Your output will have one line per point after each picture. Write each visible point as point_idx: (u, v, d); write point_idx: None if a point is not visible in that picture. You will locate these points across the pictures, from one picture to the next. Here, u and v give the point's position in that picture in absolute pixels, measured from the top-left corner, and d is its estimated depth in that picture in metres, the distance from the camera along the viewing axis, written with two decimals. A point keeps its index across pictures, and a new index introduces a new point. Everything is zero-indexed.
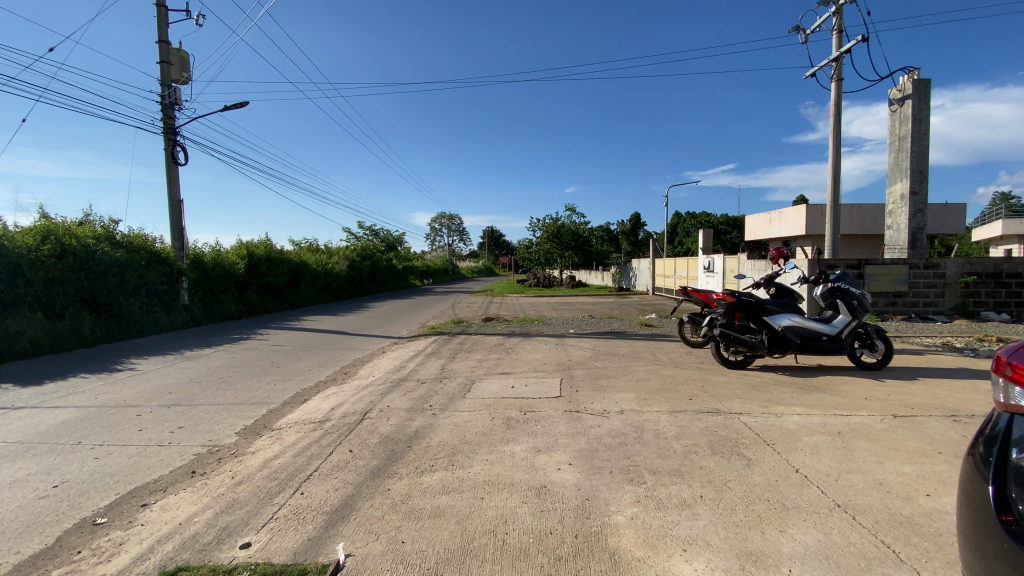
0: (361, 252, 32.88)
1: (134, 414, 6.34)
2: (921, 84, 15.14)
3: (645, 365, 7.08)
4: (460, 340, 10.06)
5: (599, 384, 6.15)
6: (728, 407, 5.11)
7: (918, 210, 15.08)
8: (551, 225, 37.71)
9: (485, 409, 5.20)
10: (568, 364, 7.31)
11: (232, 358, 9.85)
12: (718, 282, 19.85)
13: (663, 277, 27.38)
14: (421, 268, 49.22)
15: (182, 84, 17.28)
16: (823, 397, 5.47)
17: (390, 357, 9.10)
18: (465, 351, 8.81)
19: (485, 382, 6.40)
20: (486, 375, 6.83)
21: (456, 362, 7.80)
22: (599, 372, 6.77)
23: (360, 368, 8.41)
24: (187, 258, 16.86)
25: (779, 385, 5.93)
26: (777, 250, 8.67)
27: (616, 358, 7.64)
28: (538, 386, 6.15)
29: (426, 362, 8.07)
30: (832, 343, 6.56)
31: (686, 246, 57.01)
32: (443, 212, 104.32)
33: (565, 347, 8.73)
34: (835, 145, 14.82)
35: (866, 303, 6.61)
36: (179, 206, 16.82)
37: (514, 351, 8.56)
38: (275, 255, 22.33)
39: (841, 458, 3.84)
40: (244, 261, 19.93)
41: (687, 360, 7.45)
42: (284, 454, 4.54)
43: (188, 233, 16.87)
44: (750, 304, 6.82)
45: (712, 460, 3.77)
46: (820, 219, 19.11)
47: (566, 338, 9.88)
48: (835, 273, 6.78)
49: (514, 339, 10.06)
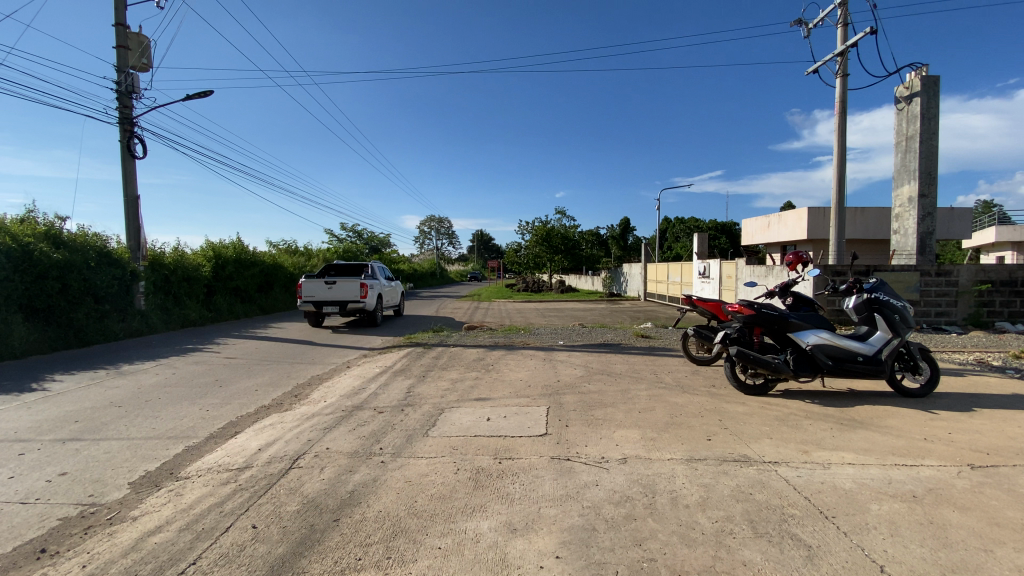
0: (342, 254, 31.52)
1: (16, 452, 5.09)
2: (931, 81, 14.29)
3: (647, 390, 5.96)
4: (434, 355, 8.87)
5: (593, 415, 5.01)
6: (759, 453, 4.01)
7: (926, 213, 14.24)
8: (540, 227, 36.63)
9: (449, 454, 4.05)
10: (557, 388, 6.17)
11: (171, 376, 8.58)
12: (715, 288, 18.88)
13: (656, 283, 26.42)
14: (407, 271, 47.84)
15: (142, 71, 16.01)
16: (871, 438, 4.39)
17: (352, 375, 7.88)
18: (438, 368, 7.63)
19: (455, 413, 5.24)
20: (458, 402, 5.67)
21: (425, 383, 6.64)
22: (594, 398, 5.64)
23: (314, 389, 7.19)
24: (145, 260, 15.48)
25: (813, 419, 4.84)
26: (794, 253, 7.54)
27: (613, 379, 6.52)
28: (519, 418, 5.00)
29: (392, 382, 6.91)
30: (868, 366, 5.51)
31: (676, 251, 56.37)
32: (431, 216, 103.14)
33: (554, 365, 7.58)
34: (840, 145, 13.97)
35: (909, 318, 5.54)
36: (135, 202, 15.49)
37: (494, 369, 7.39)
38: (246, 256, 20.95)
39: (932, 543, 2.77)
40: (209, 264, 18.56)
41: (696, 383, 6.34)
42: (170, 526, 3.36)
43: (145, 233, 15.55)
44: (771, 318, 5.72)
45: (756, 549, 2.67)
46: (822, 222, 18.20)
47: (555, 352, 8.75)
48: (871, 281, 5.75)
49: (496, 353, 8.91)
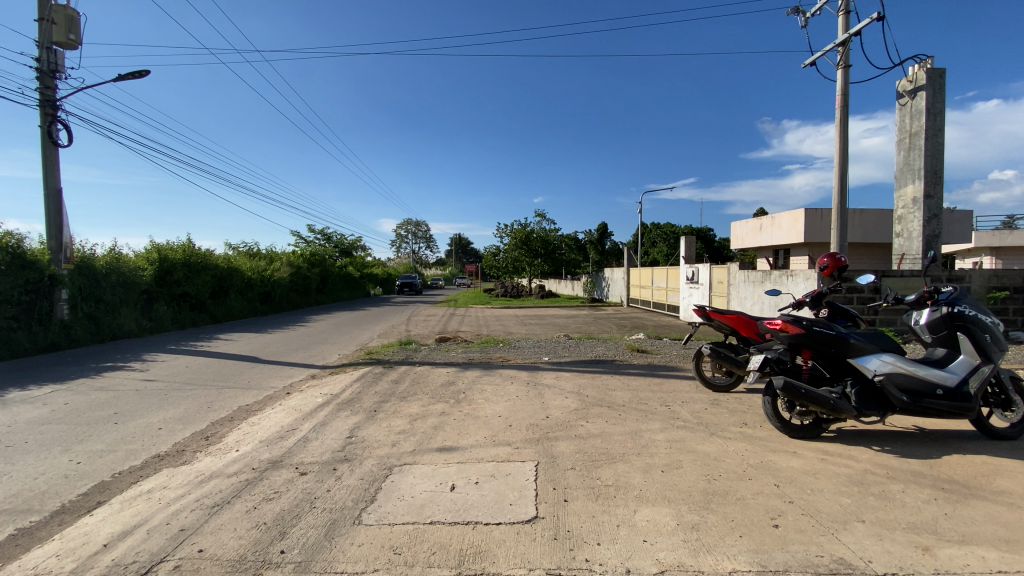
0: (308, 258, 29.53)
1: None
2: (936, 74, 13.35)
3: (664, 432, 4.58)
4: (394, 378, 7.33)
5: (600, 478, 3.61)
6: (860, 555, 2.65)
7: (932, 215, 13.31)
8: (519, 231, 35.31)
9: (385, 567, 2.60)
10: (546, 428, 4.74)
11: (60, 408, 6.83)
12: (705, 295, 17.76)
13: (641, 288, 25.28)
14: (380, 275, 45.69)
15: (70, 49, 14.09)
16: (998, 517, 3.09)
17: (288, 406, 6.30)
18: (396, 398, 6.09)
19: (407, 476, 3.76)
20: (415, 454, 4.20)
21: (375, 422, 5.13)
22: (597, 447, 4.23)
23: (233, 430, 5.60)
24: (69, 263, 13.48)
25: (902, 484, 3.52)
26: (830, 256, 5.95)
27: (616, 414, 5.12)
28: (497, 484, 3.55)
29: (332, 419, 5.37)
30: (951, 401, 4.22)
31: (653, 256, 55.73)
32: (408, 220, 101.50)
33: (540, 393, 6.13)
34: (844, 141, 12.95)
35: (1000, 338, 4.30)
36: (57, 197, 13.61)
37: (466, 400, 5.91)
38: (197, 259, 18.96)
39: None
40: (151, 267, 16.59)
41: (722, 419, 4.97)
42: None
43: (70, 231, 13.59)
44: (826, 340, 4.36)
45: None
46: (818, 225, 17.22)
47: (539, 373, 7.32)
48: (947, 291, 4.50)
49: (470, 374, 7.43)
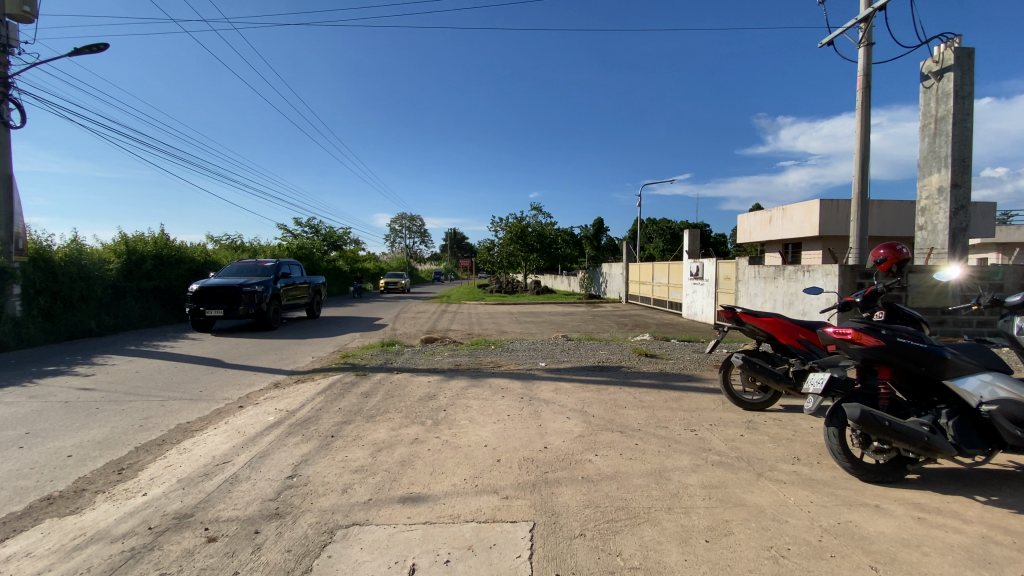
0: (294, 252, 28.30)
1: None
2: (965, 53, 12.24)
3: (698, 472, 3.54)
4: (365, 390, 6.23)
5: (620, 557, 2.55)
6: None
7: (959, 207, 12.29)
8: (515, 224, 34.30)
9: None
10: (544, 466, 3.67)
11: None
12: (710, 292, 16.76)
13: (640, 284, 24.31)
14: (370, 269, 44.41)
15: (23, 21, 12.86)
16: None
17: (232, 426, 5.22)
18: (362, 418, 5.01)
19: (351, 550, 2.68)
20: (368, 509, 3.13)
21: (326, 454, 4.06)
22: (610, 496, 3.18)
23: (157, 459, 4.52)
24: (20, 255, 12.26)
25: None
26: (888, 248, 4.90)
27: (632, 444, 4.07)
28: (475, 566, 2.50)
29: (277, 448, 4.30)
30: None
31: (648, 251, 54.76)
32: (402, 214, 100.40)
33: (536, 411, 5.09)
34: (866, 125, 11.90)
35: None
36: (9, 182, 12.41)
37: (447, 420, 4.86)
38: (170, 252, 17.77)
39: None
40: (117, 260, 15.39)
41: (767, 452, 3.92)
42: None
43: (22, 220, 12.39)
44: (911, 354, 3.33)
45: None
46: (833, 217, 16.23)
47: (535, 384, 6.27)
48: None
49: (454, 384, 6.39)
